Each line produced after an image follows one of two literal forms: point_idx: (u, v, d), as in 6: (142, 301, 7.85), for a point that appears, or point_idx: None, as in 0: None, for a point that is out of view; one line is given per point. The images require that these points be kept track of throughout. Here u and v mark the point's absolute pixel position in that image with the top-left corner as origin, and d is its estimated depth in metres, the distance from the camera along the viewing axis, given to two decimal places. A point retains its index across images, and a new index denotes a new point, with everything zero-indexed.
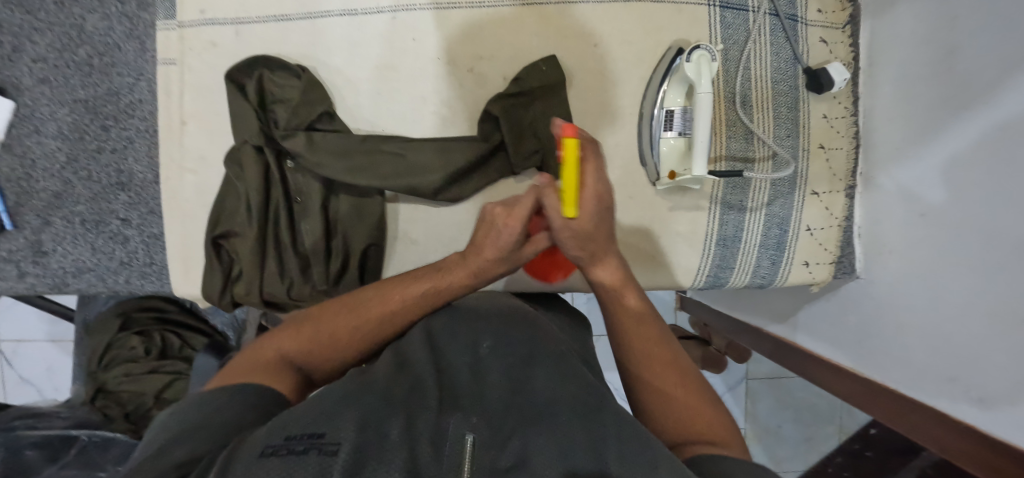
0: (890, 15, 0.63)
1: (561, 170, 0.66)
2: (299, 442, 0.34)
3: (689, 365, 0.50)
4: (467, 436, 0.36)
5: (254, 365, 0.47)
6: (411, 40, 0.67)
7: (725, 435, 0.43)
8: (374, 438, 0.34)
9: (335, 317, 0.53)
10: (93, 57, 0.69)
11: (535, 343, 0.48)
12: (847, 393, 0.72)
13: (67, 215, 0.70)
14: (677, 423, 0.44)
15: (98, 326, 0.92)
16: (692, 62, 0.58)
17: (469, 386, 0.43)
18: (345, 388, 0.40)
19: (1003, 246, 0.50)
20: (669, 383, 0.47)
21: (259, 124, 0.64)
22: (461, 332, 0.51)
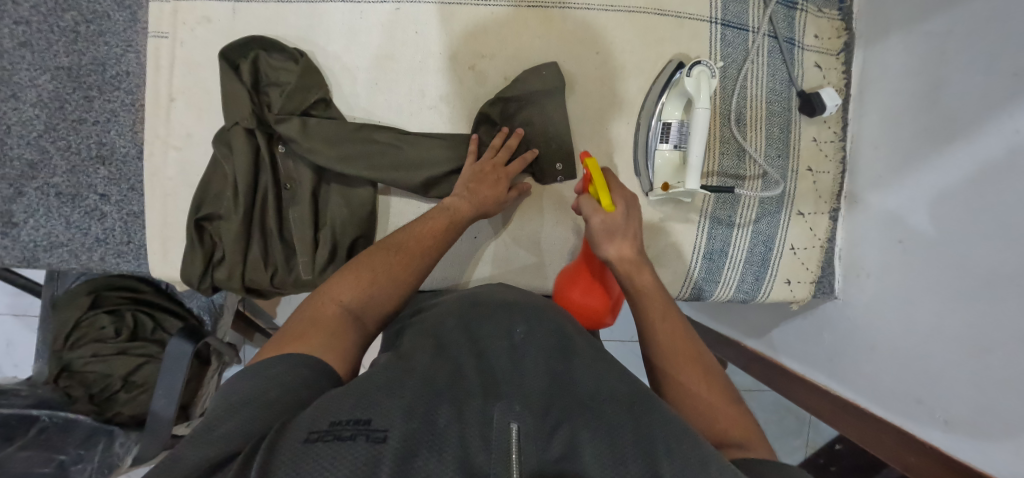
0: (882, 45, 0.65)
1: (554, 174, 0.66)
2: (345, 428, 0.33)
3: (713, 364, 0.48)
4: (512, 425, 0.34)
5: (312, 332, 0.44)
6: (413, 33, 0.66)
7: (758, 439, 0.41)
8: (420, 427, 0.34)
9: (377, 267, 0.51)
10: (79, 24, 0.66)
11: (564, 333, 0.48)
12: (816, 407, 0.75)
13: (42, 186, 0.67)
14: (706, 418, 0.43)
15: (66, 302, 0.89)
16: (692, 77, 0.59)
17: (507, 368, 0.43)
18: (384, 375, 0.39)
19: (976, 277, 0.52)
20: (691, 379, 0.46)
21: (252, 107, 0.62)
22: (493, 320, 0.50)
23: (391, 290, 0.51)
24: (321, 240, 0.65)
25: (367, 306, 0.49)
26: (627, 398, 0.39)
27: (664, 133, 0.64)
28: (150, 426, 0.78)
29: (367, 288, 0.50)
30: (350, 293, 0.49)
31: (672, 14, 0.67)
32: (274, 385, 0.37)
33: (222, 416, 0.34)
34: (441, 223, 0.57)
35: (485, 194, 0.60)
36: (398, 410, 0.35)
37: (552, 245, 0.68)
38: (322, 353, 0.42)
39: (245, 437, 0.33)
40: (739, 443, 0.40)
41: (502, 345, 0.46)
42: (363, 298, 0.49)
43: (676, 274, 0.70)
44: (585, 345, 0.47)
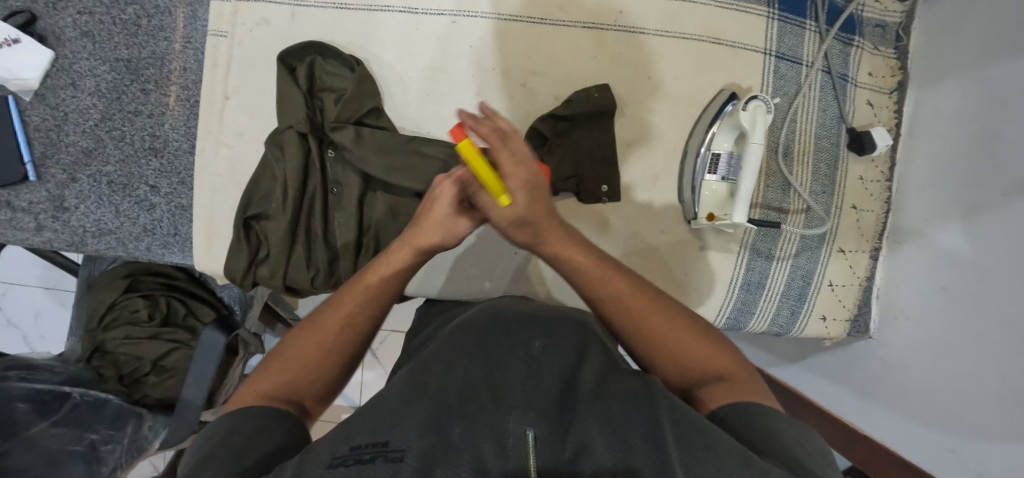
0: (938, 87, 0.64)
1: (597, 198, 0.66)
2: (366, 451, 0.35)
3: (658, 299, 0.48)
4: (528, 432, 0.35)
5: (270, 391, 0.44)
6: (467, 47, 0.67)
7: (750, 378, 0.43)
8: (442, 442, 0.35)
9: (326, 326, 0.48)
10: (141, 18, 0.68)
11: (581, 343, 0.48)
12: (836, 437, 0.80)
13: (95, 173, 0.69)
14: (687, 371, 0.44)
15: (102, 284, 0.91)
16: (748, 111, 0.60)
17: (524, 376, 0.43)
18: (401, 390, 0.41)
19: (1020, 335, 0.52)
20: (658, 334, 0.46)
21: (306, 112, 0.63)
22: (514, 331, 0.50)
23: (346, 336, 0.48)
24: (364, 246, 0.67)
25: (322, 359, 0.46)
26: (631, 399, 0.39)
27: (712, 164, 0.65)
28: (179, 412, 0.80)
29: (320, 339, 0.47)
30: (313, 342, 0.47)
31: (725, 44, 0.67)
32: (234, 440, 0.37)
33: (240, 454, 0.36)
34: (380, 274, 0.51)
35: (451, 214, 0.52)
36: (415, 427, 0.36)
37: None
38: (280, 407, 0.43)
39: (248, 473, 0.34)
40: (726, 385, 0.42)
41: (520, 354, 0.46)
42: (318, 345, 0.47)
43: (711, 302, 0.69)
44: (601, 356, 0.46)
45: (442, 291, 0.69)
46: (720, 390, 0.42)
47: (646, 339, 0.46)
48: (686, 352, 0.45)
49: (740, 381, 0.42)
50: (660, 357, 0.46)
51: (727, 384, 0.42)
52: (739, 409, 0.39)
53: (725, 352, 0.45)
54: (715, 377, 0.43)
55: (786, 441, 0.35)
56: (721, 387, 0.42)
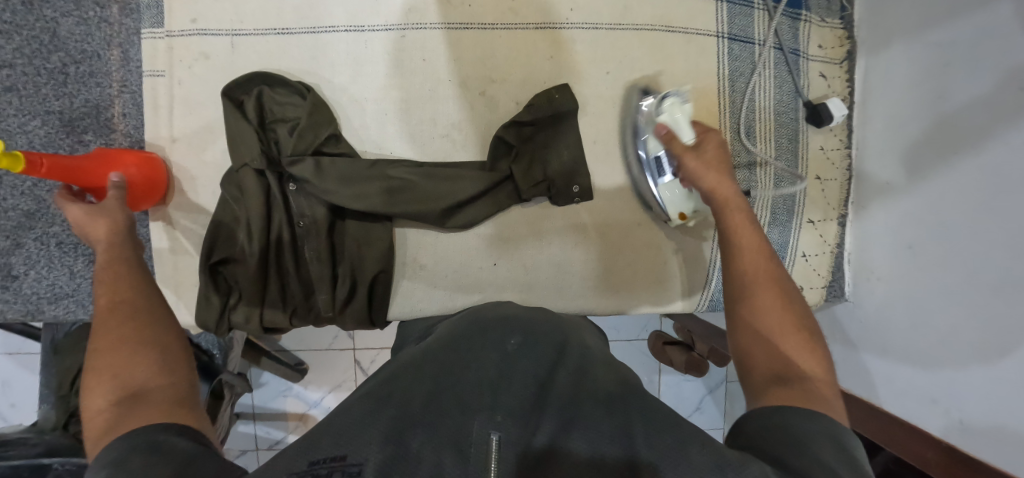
0: (886, 54, 0.66)
1: (570, 200, 0.66)
2: (323, 466, 0.34)
3: (798, 303, 0.48)
4: (492, 436, 0.35)
5: (131, 408, 0.39)
6: (420, 61, 0.65)
7: (828, 400, 0.41)
8: (402, 456, 0.34)
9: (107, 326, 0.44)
10: (68, 65, 0.64)
11: (560, 348, 0.48)
12: None
13: (42, 236, 0.65)
14: (772, 354, 0.45)
15: (71, 347, 0.87)
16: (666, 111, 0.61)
17: (496, 375, 0.42)
18: (364, 403, 0.39)
19: (981, 285, 0.54)
20: (774, 317, 0.47)
21: (261, 147, 0.61)
22: (488, 332, 0.49)
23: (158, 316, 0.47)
24: (340, 276, 0.64)
25: (149, 346, 0.44)
26: (605, 403, 0.40)
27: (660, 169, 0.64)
28: None
29: (127, 339, 0.43)
30: (124, 346, 0.43)
31: (679, 31, 0.67)
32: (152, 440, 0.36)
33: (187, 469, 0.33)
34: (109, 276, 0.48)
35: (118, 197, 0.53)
36: (375, 440, 0.35)
37: (571, 269, 0.68)
38: (161, 411, 0.39)
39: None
40: (797, 387, 0.42)
41: (495, 354, 0.45)
42: (138, 333, 0.44)
43: (692, 286, 0.71)
44: (573, 357, 0.47)
45: (425, 310, 0.68)
46: (786, 398, 0.41)
47: (750, 305, 0.48)
48: (777, 332, 0.46)
49: (811, 397, 0.41)
50: (755, 326, 0.47)
51: (791, 390, 0.42)
52: (781, 408, 0.40)
53: (812, 357, 0.45)
54: (778, 377, 0.43)
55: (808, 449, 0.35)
56: (791, 391, 0.42)
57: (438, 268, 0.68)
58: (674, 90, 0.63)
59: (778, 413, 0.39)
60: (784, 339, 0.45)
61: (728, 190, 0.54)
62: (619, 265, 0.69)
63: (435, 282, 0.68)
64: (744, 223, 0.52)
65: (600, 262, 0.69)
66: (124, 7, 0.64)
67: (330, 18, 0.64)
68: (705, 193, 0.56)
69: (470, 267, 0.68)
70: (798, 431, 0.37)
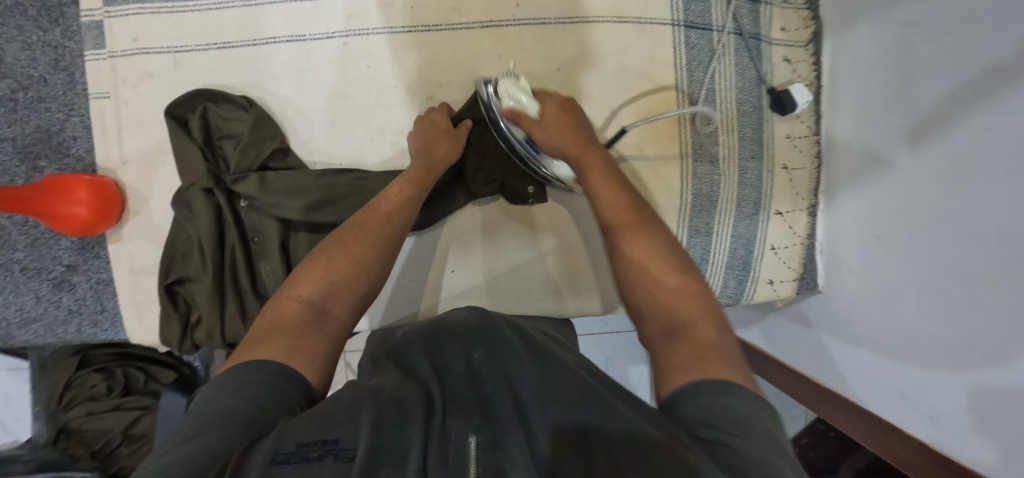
0: (851, 33, 0.63)
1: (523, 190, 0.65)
2: (312, 450, 0.31)
3: (680, 258, 0.48)
4: (470, 439, 0.35)
5: (276, 333, 0.44)
6: (365, 67, 0.64)
7: (718, 348, 0.40)
8: (389, 445, 0.33)
9: (339, 263, 0.50)
10: (16, 91, 0.64)
11: (531, 342, 0.48)
12: (792, 389, 0.79)
13: (5, 262, 0.66)
14: (660, 317, 0.44)
15: (55, 365, 0.88)
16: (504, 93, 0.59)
17: (466, 390, 0.42)
18: (355, 390, 0.38)
19: (945, 276, 0.52)
20: (657, 277, 0.46)
21: (207, 166, 0.60)
22: (455, 341, 0.49)
23: (354, 287, 0.50)
24: None
25: (337, 307, 0.48)
26: (570, 407, 0.38)
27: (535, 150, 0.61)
28: None
29: (335, 294, 0.48)
30: (315, 285, 0.48)
31: (631, 21, 0.66)
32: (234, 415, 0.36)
33: (206, 423, 0.35)
34: (369, 227, 0.53)
35: (435, 148, 0.60)
36: (364, 424, 0.34)
37: (533, 272, 0.67)
38: (288, 358, 0.42)
39: (243, 431, 0.35)
40: (689, 343, 0.41)
41: (461, 370, 0.46)
42: (328, 289, 0.48)
43: None
44: (535, 348, 0.47)
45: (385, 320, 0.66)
46: (686, 360, 0.39)
47: (630, 267, 0.48)
48: (663, 294, 0.45)
49: (705, 349, 0.40)
50: (638, 291, 0.47)
51: (690, 351, 0.40)
52: (695, 386, 0.37)
53: (697, 307, 0.44)
54: (669, 335, 0.43)
55: (751, 425, 0.33)
56: (682, 350, 0.40)
57: (396, 277, 0.66)
58: (500, 73, 0.61)
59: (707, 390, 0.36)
60: (665, 295, 0.45)
61: (575, 146, 0.57)
62: (582, 265, 0.68)
63: (394, 291, 0.66)
64: (601, 187, 0.55)
65: (560, 263, 0.68)
66: (67, 29, 0.64)
67: (271, 29, 0.64)
68: (561, 156, 0.58)
69: (430, 274, 0.67)
70: (725, 407, 0.34)
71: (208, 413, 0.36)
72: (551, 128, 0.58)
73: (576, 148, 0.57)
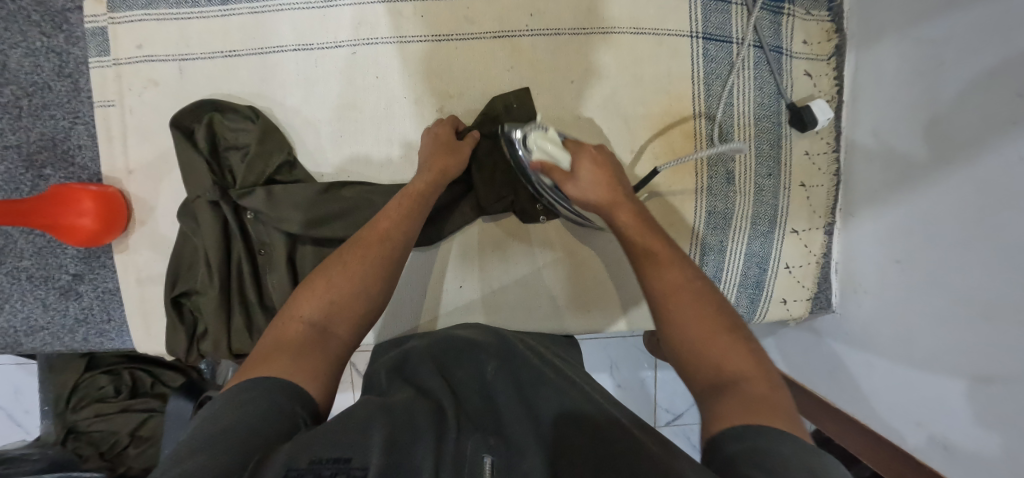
0: (875, 48, 0.61)
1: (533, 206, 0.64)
2: (325, 467, 0.30)
3: (724, 303, 0.45)
4: (485, 460, 0.35)
5: (276, 353, 0.42)
6: (374, 78, 0.63)
7: (770, 398, 0.37)
8: (404, 462, 0.31)
9: (340, 281, 0.48)
10: (20, 98, 0.63)
11: (545, 363, 0.47)
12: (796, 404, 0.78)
13: (11, 270, 0.66)
14: (706, 366, 0.41)
15: (63, 366, 0.88)
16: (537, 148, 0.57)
17: (480, 410, 0.42)
18: (366, 409, 0.37)
19: (968, 303, 0.51)
20: (701, 323, 0.43)
21: (213, 178, 0.59)
22: (466, 359, 0.49)
23: (360, 302, 0.47)
24: None
25: (337, 328, 0.45)
26: (591, 436, 0.37)
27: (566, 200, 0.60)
28: None
29: (335, 313, 0.46)
30: (319, 300, 0.46)
31: (648, 33, 0.64)
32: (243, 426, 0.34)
33: (216, 435, 0.33)
34: (373, 242, 0.51)
35: (436, 163, 0.58)
36: (378, 443, 0.32)
37: (541, 286, 0.66)
38: (290, 375, 0.40)
39: (257, 443, 0.33)
40: (738, 394, 0.37)
41: (473, 386, 0.45)
42: (333, 304, 0.46)
43: None
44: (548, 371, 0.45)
45: (391, 334, 0.66)
46: (733, 412, 0.36)
47: (665, 311, 0.45)
48: (710, 342, 0.41)
49: (756, 399, 0.37)
50: (677, 334, 0.43)
51: (740, 403, 0.36)
52: (744, 434, 0.34)
53: (744, 355, 0.40)
54: (716, 387, 0.39)
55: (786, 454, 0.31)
56: (732, 400, 0.37)
57: (403, 291, 0.66)
58: (529, 125, 0.60)
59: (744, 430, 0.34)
60: (712, 343, 0.41)
61: (604, 193, 0.55)
62: (592, 280, 0.67)
63: (400, 304, 0.66)
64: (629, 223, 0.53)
65: (569, 277, 0.67)
66: (71, 35, 0.63)
67: (278, 37, 0.62)
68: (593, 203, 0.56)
69: (438, 288, 0.66)
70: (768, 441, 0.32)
71: (217, 424, 0.34)
72: (582, 177, 0.57)
73: (603, 192, 0.55)
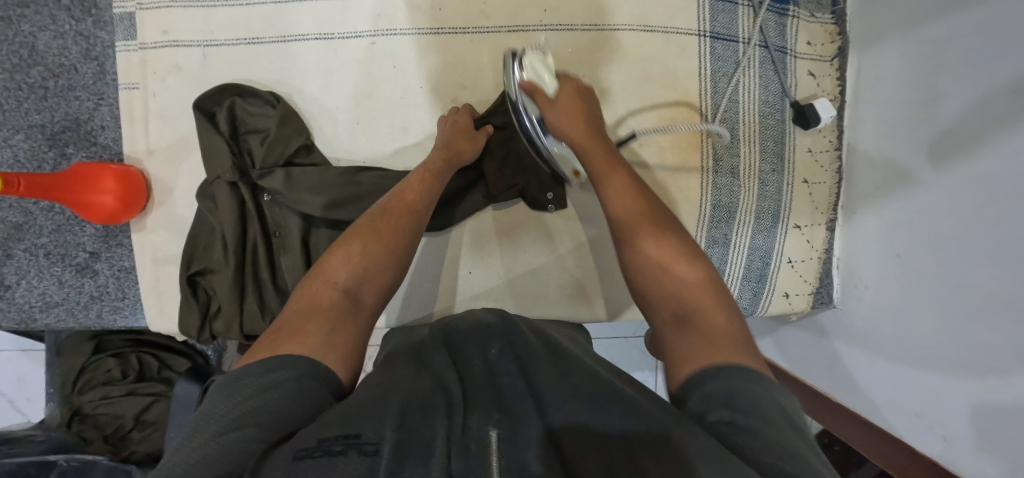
0: (878, 49, 0.63)
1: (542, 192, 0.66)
2: (335, 443, 0.30)
3: (690, 248, 0.48)
4: (491, 434, 0.33)
5: (311, 321, 0.42)
6: (391, 67, 0.65)
7: (728, 335, 0.40)
8: (411, 438, 0.32)
9: (366, 250, 0.49)
10: (47, 79, 0.65)
11: (553, 345, 0.47)
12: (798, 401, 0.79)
13: (31, 247, 0.67)
14: (667, 302, 0.44)
15: (71, 348, 0.89)
16: (528, 67, 0.58)
17: (485, 386, 0.41)
18: (369, 394, 0.37)
19: (970, 300, 0.52)
20: (667, 264, 0.46)
21: (233, 160, 0.61)
22: (470, 340, 0.48)
23: (383, 276, 0.49)
24: None
25: (363, 295, 0.47)
26: (591, 403, 0.36)
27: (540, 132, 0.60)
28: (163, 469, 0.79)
29: (360, 280, 0.47)
30: (344, 274, 0.47)
31: (658, 30, 0.66)
32: (259, 407, 0.34)
33: (242, 418, 0.33)
34: (393, 217, 0.52)
35: (454, 145, 0.60)
36: (385, 424, 0.33)
37: (551, 275, 0.68)
38: (322, 347, 0.40)
39: (270, 428, 0.32)
40: (699, 330, 0.40)
41: (479, 367, 0.44)
42: (357, 278, 0.47)
43: None
44: (545, 351, 0.46)
45: (400, 319, 0.67)
46: (693, 346, 0.39)
47: (636, 254, 0.48)
48: (672, 280, 0.45)
49: (716, 336, 0.39)
50: (645, 273, 0.47)
51: (700, 338, 0.40)
52: (713, 373, 0.36)
53: (708, 297, 0.43)
54: (677, 321, 0.42)
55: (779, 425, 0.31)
56: (693, 338, 0.40)
57: (415, 277, 0.67)
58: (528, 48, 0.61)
59: (728, 379, 0.35)
60: (674, 283, 0.45)
61: (583, 138, 0.57)
62: (597, 271, 0.68)
63: (411, 292, 0.67)
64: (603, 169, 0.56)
65: (577, 267, 0.68)
66: (98, 20, 0.65)
67: (299, 26, 0.64)
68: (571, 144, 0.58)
69: (447, 275, 0.67)
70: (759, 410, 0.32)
71: (240, 406, 0.34)
72: (562, 109, 0.58)
73: (580, 134, 0.58)
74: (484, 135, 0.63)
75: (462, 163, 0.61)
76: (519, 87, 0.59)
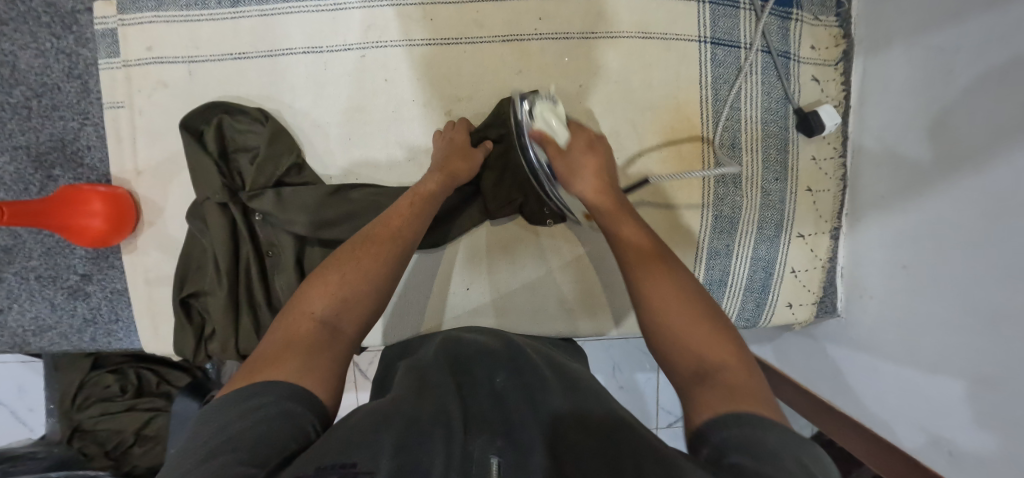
0: (884, 54, 0.61)
1: (540, 206, 0.64)
2: (331, 473, 0.29)
3: (698, 290, 0.46)
4: (491, 460, 0.33)
5: (287, 351, 0.41)
6: (383, 81, 0.63)
7: (750, 386, 0.38)
8: (411, 465, 0.31)
9: (349, 276, 0.48)
10: (30, 99, 0.63)
11: (556, 371, 0.46)
12: (802, 409, 0.78)
13: (21, 270, 0.66)
14: (682, 350, 0.41)
15: (69, 365, 0.88)
16: (537, 118, 0.58)
17: (488, 414, 0.39)
18: (366, 416, 0.36)
19: (977, 314, 0.50)
20: (679, 310, 0.44)
21: (221, 180, 0.59)
22: (475, 368, 0.46)
23: (366, 302, 0.48)
24: None
25: (344, 325, 0.45)
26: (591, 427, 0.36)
27: (551, 180, 0.60)
28: None
29: (341, 309, 0.46)
30: (325, 301, 0.46)
31: (657, 37, 0.64)
32: (252, 434, 0.33)
33: (224, 443, 0.32)
34: (380, 242, 0.51)
35: (453, 165, 0.58)
36: (383, 452, 0.31)
37: (550, 290, 0.67)
38: (298, 377, 0.39)
39: (261, 455, 0.31)
40: (719, 383, 0.38)
41: (483, 395, 0.42)
42: (339, 305, 0.46)
43: None
44: (545, 375, 0.45)
45: (398, 337, 0.66)
46: (714, 398, 0.37)
47: (643, 296, 0.46)
48: (683, 325, 0.43)
49: (736, 389, 0.37)
50: (657, 320, 0.44)
51: (720, 390, 0.37)
52: (735, 422, 0.34)
53: (723, 344, 0.41)
54: (697, 374, 0.39)
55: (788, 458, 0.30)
56: (714, 389, 0.37)
57: (412, 295, 0.66)
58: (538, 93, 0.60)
59: (740, 421, 0.34)
60: (687, 330, 0.42)
61: (594, 189, 0.56)
62: (595, 285, 0.67)
63: (408, 308, 0.66)
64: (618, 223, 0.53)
65: (575, 282, 0.67)
66: (80, 37, 0.63)
67: (287, 39, 0.62)
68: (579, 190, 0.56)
69: (444, 291, 0.66)
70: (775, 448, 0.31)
71: (226, 431, 0.33)
72: (573, 161, 0.57)
73: (593, 190, 0.56)
74: (479, 154, 0.61)
75: (457, 184, 0.59)
76: (530, 136, 0.59)
